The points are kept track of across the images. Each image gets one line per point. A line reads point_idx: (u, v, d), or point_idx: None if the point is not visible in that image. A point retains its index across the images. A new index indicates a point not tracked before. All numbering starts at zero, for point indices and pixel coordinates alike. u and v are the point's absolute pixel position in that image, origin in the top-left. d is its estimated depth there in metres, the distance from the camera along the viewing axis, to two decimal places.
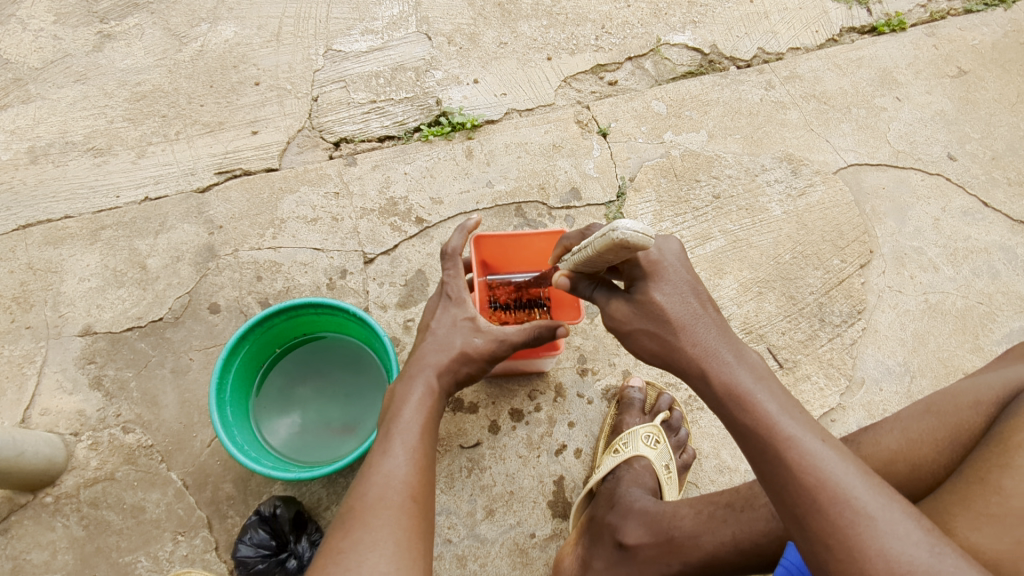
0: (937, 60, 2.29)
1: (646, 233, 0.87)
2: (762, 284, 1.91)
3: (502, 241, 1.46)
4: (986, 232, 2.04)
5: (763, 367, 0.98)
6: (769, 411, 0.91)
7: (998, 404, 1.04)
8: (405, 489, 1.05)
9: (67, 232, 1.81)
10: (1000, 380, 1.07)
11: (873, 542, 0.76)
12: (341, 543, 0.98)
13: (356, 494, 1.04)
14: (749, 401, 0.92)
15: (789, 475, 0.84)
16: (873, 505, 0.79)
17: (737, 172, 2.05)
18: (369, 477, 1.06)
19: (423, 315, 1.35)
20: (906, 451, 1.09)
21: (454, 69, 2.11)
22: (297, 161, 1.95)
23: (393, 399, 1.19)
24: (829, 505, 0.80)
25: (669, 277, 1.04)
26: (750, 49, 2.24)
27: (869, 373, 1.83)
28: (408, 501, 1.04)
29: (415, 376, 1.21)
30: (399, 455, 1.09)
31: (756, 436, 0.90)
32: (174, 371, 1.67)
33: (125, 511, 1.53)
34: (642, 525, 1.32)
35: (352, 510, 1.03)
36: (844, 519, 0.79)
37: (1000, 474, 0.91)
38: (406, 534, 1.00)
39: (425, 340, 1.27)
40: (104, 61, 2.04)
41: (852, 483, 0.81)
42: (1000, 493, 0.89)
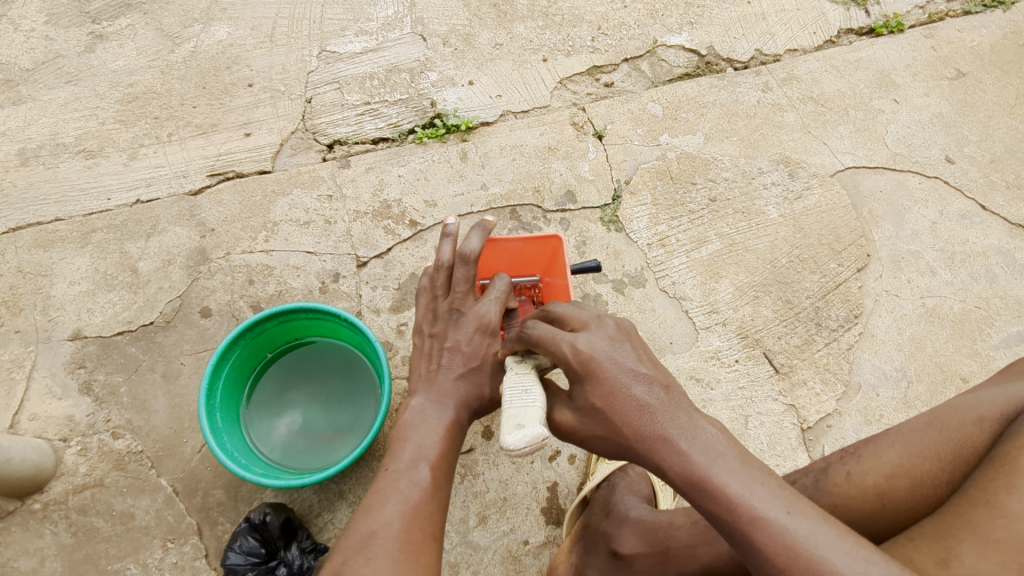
0: (935, 62, 2.27)
1: (532, 445, 0.96)
2: (759, 288, 1.90)
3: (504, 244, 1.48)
4: (985, 235, 2.03)
5: (719, 440, 0.93)
6: (730, 490, 0.88)
7: (1002, 420, 1.04)
8: (427, 526, 1.07)
9: (57, 235, 1.79)
10: (1003, 398, 1.07)
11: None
12: (363, 570, 0.97)
13: (381, 520, 1.05)
14: (707, 484, 0.89)
15: (763, 557, 0.84)
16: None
17: (733, 175, 2.04)
18: (393, 506, 1.07)
19: (432, 330, 1.30)
20: (907, 466, 1.10)
21: (449, 70, 2.10)
22: (290, 163, 1.93)
23: (417, 425, 1.21)
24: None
25: (606, 377, 0.98)
26: (747, 50, 2.23)
27: (866, 378, 1.82)
28: (428, 538, 1.06)
29: (443, 401, 1.23)
30: (424, 490, 1.11)
31: (722, 519, 0.88)
32: (165, 376, 1.66)
33: (114, 518, 1.52)
34: (638, 534, 1.32)
35: (375, 535, 1.03)
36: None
37: (1007, 496, 0.90)
38: (426, 572, 1.02)
39: (448, 367, 1.25)
40: (96, 61, 2.02)
41: (825, 560, 0.81)
42: (1007, 516, 0.88)
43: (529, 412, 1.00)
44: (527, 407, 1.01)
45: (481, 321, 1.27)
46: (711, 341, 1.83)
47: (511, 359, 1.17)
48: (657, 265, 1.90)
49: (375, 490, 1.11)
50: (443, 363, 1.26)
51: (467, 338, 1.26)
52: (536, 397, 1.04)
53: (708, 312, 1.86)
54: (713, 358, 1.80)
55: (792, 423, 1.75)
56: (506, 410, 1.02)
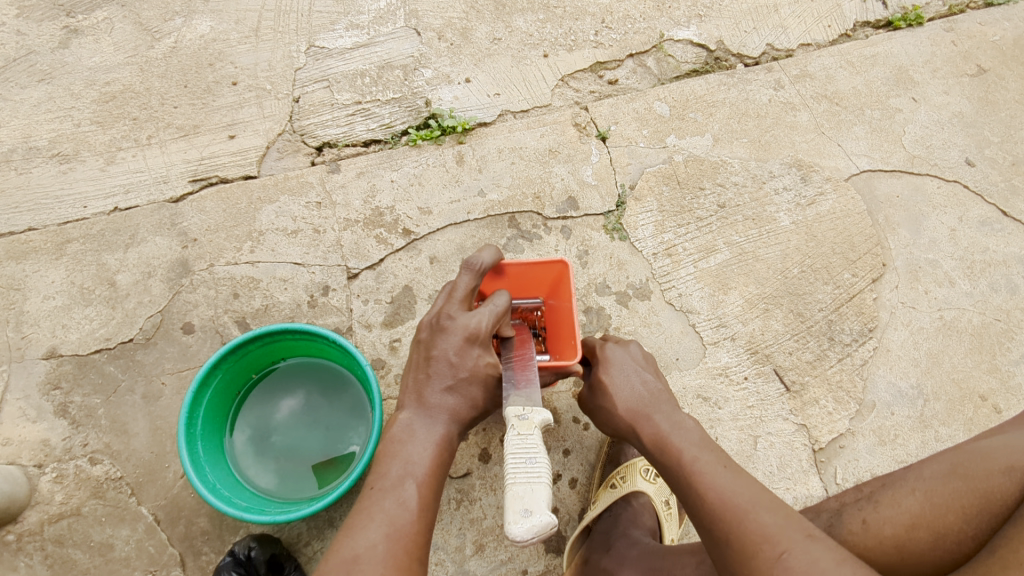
0: (956, 57, 2.16)
1: (543, 529, 0.91)
2: (769, 300, 1.81)
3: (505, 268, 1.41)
4: (1005, 243, 1.94)
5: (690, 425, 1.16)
6: (678, 449, 1.11)
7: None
8: (412, 549, 0.98)
9: (30, 246, 1.70)
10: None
11: (754, 555, 0.92)
12: None
13: (365, 542, 0.96)
14: (664, 443, 1.13)
15: (693, 505, 1.03)
16: (754, 531, 0.94)
17: (743, 179, 1.94)
18: (377, 526, 0.98)
19: (419, 338, 1.23)
20: (929, 517, 1.01)
21: (444, 67, 1.98)
22: (277, 167, 1.83)
23: (406, 443, 1.11)
24: (720, 528, 0.97)
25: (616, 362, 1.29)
26: (758, 45, 2.12)
27: (881, 396, 1.74)
28: (412, 563, 0.97)
29: (434, 417, 1.14)
30: (412, 512, 1.01)
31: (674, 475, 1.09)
32: (145, 397, 1.58)
33: (93, 548, 1.45)
34: (640, 573, 1.24)
35: (358, 559, 0.93)
36: (731, 536, 0.96)
37: None
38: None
39: (435, 379, 1.16)
40: (70, 58, 1.91)
41: (740, 512, 0.97)
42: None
43: (535, 494, 0.95)
44: (530, 486, 0.96)
45: (469, 330, 1.19)
46: (719, 357, 1.74)
47: (513, 409, 1.10)
48: (663, 276, 1.81)
49: (357, 510, 1.01)
50: (430, 373, 1.17)
51: (455, 348, 1.18)
52: (539, 470, 0.98)
53: (716, 326, 1.77)
54: (721, 375, 1.72)
55: (803, 444, 1.68)
56: (509, 490, 0.97)
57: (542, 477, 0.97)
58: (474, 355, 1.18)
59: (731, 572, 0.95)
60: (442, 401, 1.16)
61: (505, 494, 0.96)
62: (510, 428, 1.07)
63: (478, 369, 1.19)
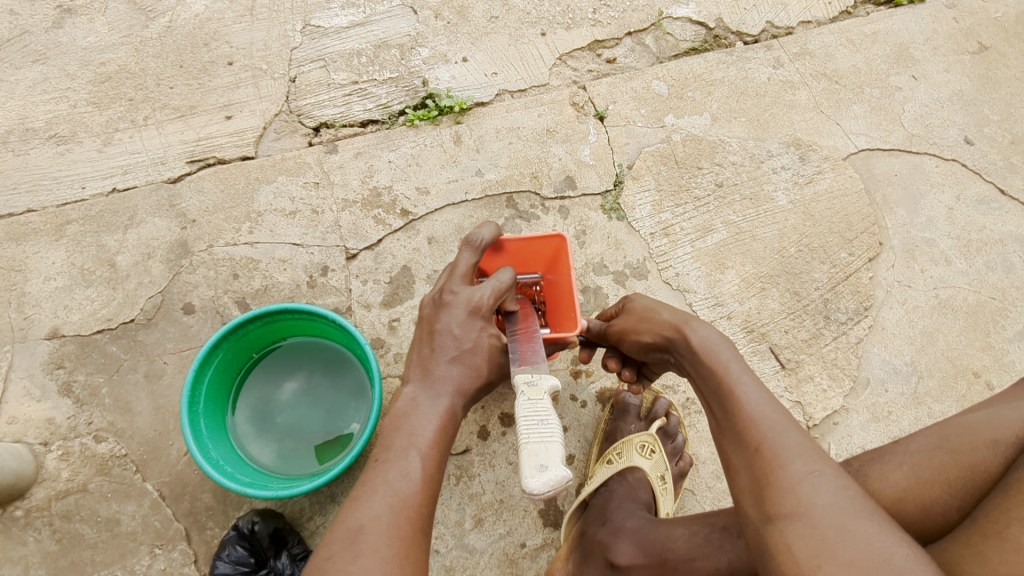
0: (957, 34, 2.14)
1: (560, 481, 0.89)
2: (766, 279, 1.82)
3: (506, 244, 1.42)
4: (1002, 222, 1.94)
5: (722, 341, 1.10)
6: (726, 363, 1.05)
7: (1017, 445, 0.98)
8: (416, 519, 0.97)
9: (30, 228, 1.71)
10: (1019, 419, 1.02)
11: (780, 472, 0.89)
12: (349, 567, 0.88)
13: (369, 513, 0.94)
14: (711, 357, 1.07)
15: (728, 416, 0.99)
16: (789, 447, 0.91)
17: (741, 158, 1.94)
18: (380, 498, 0.96)
19: (423, 314, 1.23)
20: (916, 490, 1.03)
21: (441, 45, 1.97)
22: (274, 148, 1.83)
23: (410, 416, 1.09)
24: (752, 435, 0.94)
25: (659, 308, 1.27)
26: (757, 23, 2.10)
27: (875, 373, 1.76)
28: (417, 533, 0.96)
29: (439, 391, 1.12)
30: (416, 483, 0.99)
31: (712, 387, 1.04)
32: (148, 376, 1.60)
33: (99, 524, 1.48)
34: (634, 545, 1.27)
35: (362, 530, 0.93)
36: (761, 448, 0.92)
37: (1016, 526, 0.83)
38: (416, 570, 0.92)
39: (443, 356, 1.15)
40: (64, 38, 1.90)
41: (780, 430, 0.93)
42: (1020, 551, 0.80)
43: (549, 450, 0.93)
44: (545, 442, 0.94)
45: (472, 304, 1.19)
46: None
47: (523, 377, 1.10)
48: (661, 256, 1.82)
49: (363, 481, 1.00)
50: (434, 346, 1.16)
51: (459, 321, 1.18)
52: (552, 429, 0.96)
53: (713, 305, 1.79)
54: None
55: (798, 421, 1.70)
56: (523, 449, 0.94)
57: (556, 434, 0.95)
58: (477, 328, 1.19)
59: (743, 478, 0.93)
60: (448, 372, 1.14)
61: (520, 453, 0.94)
62: (520, 395, 1.06)
63: (483, 339, 1.18)
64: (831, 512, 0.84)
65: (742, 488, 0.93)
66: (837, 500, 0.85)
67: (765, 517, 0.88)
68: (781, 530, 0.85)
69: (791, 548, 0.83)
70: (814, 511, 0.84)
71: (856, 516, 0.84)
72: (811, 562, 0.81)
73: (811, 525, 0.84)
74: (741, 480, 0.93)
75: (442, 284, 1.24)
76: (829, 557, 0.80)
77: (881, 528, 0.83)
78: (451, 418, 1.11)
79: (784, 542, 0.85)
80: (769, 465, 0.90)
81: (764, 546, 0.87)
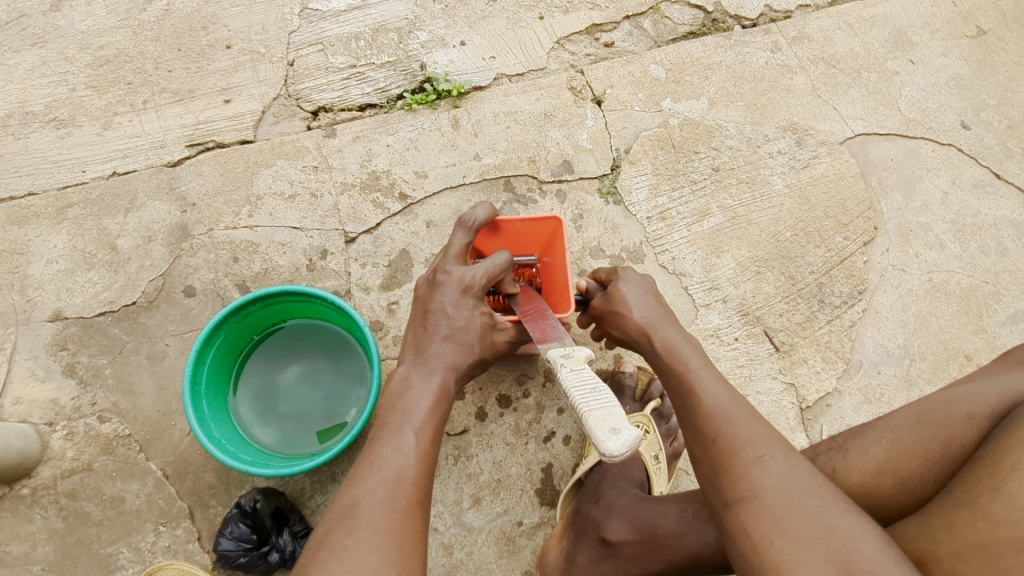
0: (955, 18, 2.14)
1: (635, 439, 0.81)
2: (761, 263, 1.84)
3: (501, 224, 1.44)
4: (997, 207, 1.95)
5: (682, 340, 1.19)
6: (686, 360, 1.13)
7: (992, 418, 1.00)
8: (412, 493, 0.99)
9: (31, 211, 1.73)
10: (994, 392, 1.03)
11: (733, 459, 0.97)
12: (345, 540, 0.91)
13: (365, 488, 0.97)
14: (673, 354, 1.16)
15: (688, 411, 1.07)
16: (741, 435, 0.99)
17: (738, 143, 1.94)
18: (376, 474, 0.99)
19: (418, 295, 1.25)
20: (894, 463, 1.06)
21: (439, 29, 1.97)
22: (273, 132, 1.84)
23: (404, 395, 1.11)
24: (710, 427, 1.02)
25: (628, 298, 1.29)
26: (756, 7, 2.09)
27: (868, 356, 1.78)
28: (413, 506, 0.98)
29: (432, 369, 1.14)
30: (411, 458, 1.02)
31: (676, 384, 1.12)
32: (150, 358, 1.62)
33: (104, 502, 1.51)
34: (626, 521, 1.30)
35: (358, 504, 0.96)
36: (716, 437, 1.00)
37: (991, 499, 0.86)
38: (412, 542, 0.95)
39: (437, 333, 1.17)
40: (62, 21, 1.90)
41: (733, 420, 1.01)
42: (989, 521, 0.85)
43: (611, 411, 0.86)
44: (605, 408, 0.87)
45: (464, 283, 1.21)
46: (711, 318, 1.78)
47: (556, 356, 1.06)
48: (657, 239, 1.84)
49: (361, 460, 1.03)
50: (427, 326, 1.19)
51: (452, 300, 1.20)
52: (605, 396, 0.90)
53: (708, 289, 1.81)
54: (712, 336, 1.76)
55: (791, 402, 1.73)
56: (586, 418, 0.86)
57: (613, 399, 0.89)
58: (469, 307, 1.20)
59: (707, 471, 1.00)
60: (441, 349, 1.16)
61: (585, 422, 0.86)
62: (561, 370, 1.01)
63: (475, 318, 1.20)
64: (781, 491, 0.90)
65: (708, 482, 1.00)
66: (785, 480, 0.92)
67: (725, 502, 0.95)
68: (738, 512, 0.92)
69: (747, 528, 0.90)
70: (765, 491, 0.91)
71: (804, 494, 0.90)
72: (765, 538, 0.87)
73: (762, 505, 0.90)
74: (703, 472, 1.01)
75: (437, 265, 1.25)
76: (779, 532, 0.87)
77: (824, 501, 0.89)
78: (447, 398, 1.14)
79: (741, 523, 0.91)
80: (724, 453, 0.98)
81: (727, 529, 0.94)
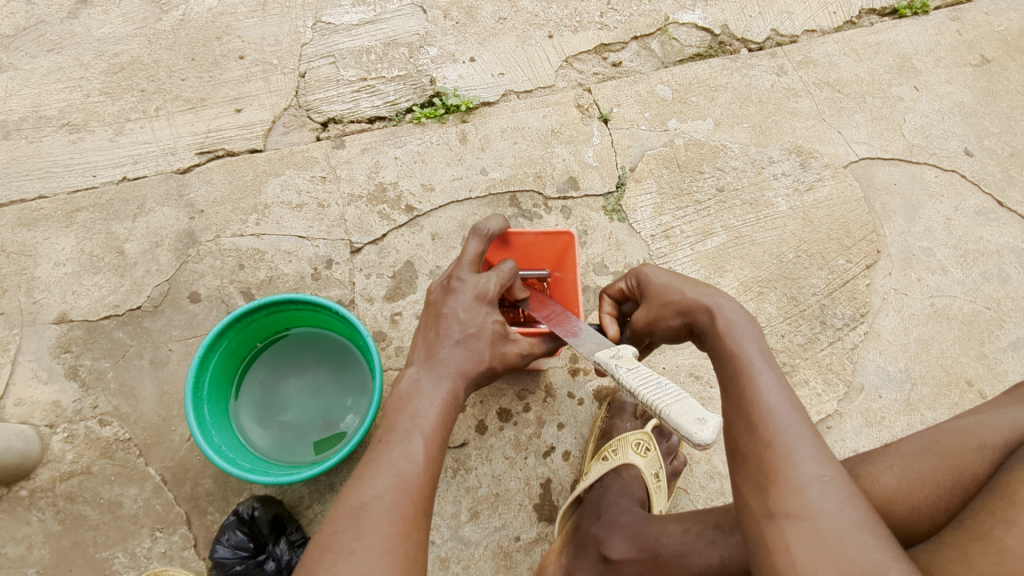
0: (960, 47, 2.16)
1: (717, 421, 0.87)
2: (764, 283, 1.85)
3: (513, 237, 1.47)
4: (999, 234, 1.96)
5: (745, 326, 1.07)
6: (751, 350, 1.02)
7: (1005, 450, 1.00)
8: (419, 500, 0.99)
9: (41, 214, 1.74)
10: (1007, 425, 1.04)
11: (790, 471, 0.89)
12: (352, 544, 0.92)
13: (372, 491, 0.97)
14: (733, 344, 1.04)
15: (743, 401, 0.97)
16: (804, 447, 0.90)
17: (743, 164, 1.96)
18: (384, 476, 0.99)
19: (431, 300, 1.24)
20: (905, 491, 1.06)
21: (450, 45, 1.99)
22: (283, 141, 1.86)
23: (413, 398, 1.10)
24: (766, 430, 0.92)
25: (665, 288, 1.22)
26: (763, 30, 2.12)
27: (869, 379, 1.78)
28: (419, 512, 0.99)
29: (441, 373, 1.13)
30: (418, 464, 1.02)
31: (738, 374, 1.00)
32: (153, 363, 1.63)
33: (102, 506, 1.51)
34: (628, 539, 1.29)
35: (365, 507, 0.96)
36: (775, 442, 0.91)
37: (1003, 532, 0.85)
38: (416, 548, 0.96)
39: (449, 340, 1.16)
40: (79, 28, 1.93)
41: (796, 428, 0.92)
42: (1002, 554, 0.83)
43: (687, 405, 0.90)
44: (680, 399, 0.91)
45: (478, 291, 1.21)
46: None
47: (603, 358, 1.08)
48: (660, 258, 1.85)
49: (366, 460, 1.02)
50: (439, 331, 1.17)
51: (465, 306, 1.19)
52: (673, 387, 0.94)
53: None
54: None
55: None
56: (667, 413, 0.90)
57: (683, 390, 0.93)
58: (484, 314, 1.19)
59: (751, 466, 0.92)
60: (452, 354, 1.15)
61: (665, 414, 0.90)
62: (615, 371, 1.04)
63: (488, 324, 1.19)
64: (835, 519, 0.85)
65: (745, 482, 0.93)
66: (842, 509, 0.86)
67: (768, 513, 0.88)
68: (781, 528, 0.86)
69: (789, 547, 0.85)
70: (819, 515, 0.85)
71: (859, 527, 0.85)
72: (808, 567, 0.83)
73: (813, 527, 0.85)
74: (744, 471, 0.93)
75: (450, 271, 1.25)
76: (827, 561, 0.82)
77: (882, 542, 0.84)
78: (451, 407, 1.13)
79: (783, 541, 0.86)
80: (781, 463, 0.89)
81: (759, 540, 0.89)
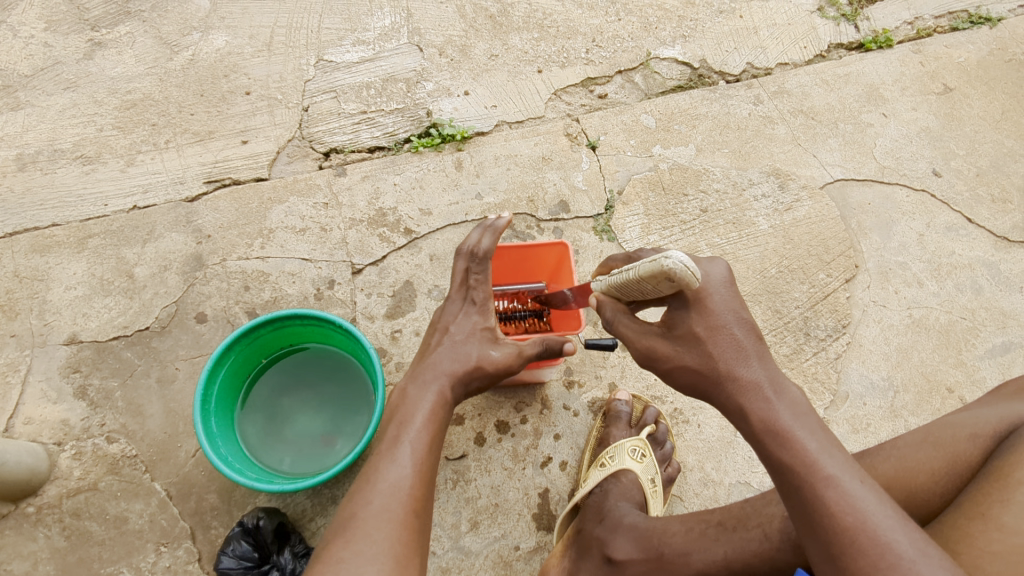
0: (923, 77, 2.31)
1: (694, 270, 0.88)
2: (748, 297, 1.93)
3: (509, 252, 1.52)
4: (970, 248, 2.06)
5: (804, 405, 1.00)
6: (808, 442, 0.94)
7: (994, 438, 1.09)
8: (409, 502, 1.04)
9: (54, 241, 1.81)
10: (995, 416, 1.13)
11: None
12: (341, 552, 0.96)
13: (362, 501, 1.03)
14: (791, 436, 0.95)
15: (827, 515, 0.87)
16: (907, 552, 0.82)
17: (724, 186, 2.07)
18: (372, 486, 1.04)
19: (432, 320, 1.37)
20: (903, 479, 1.13)
21: (445, 80, 2.12)
22: (286, 171, 1.95)
23: (402, 405, 1.18)
24: (866, 544, 0.83)
25: (714, 308, 1.02)
26: (738, 64, 2.26)
27: (853, 387, 1.85)
28: (410, 516, 1.03)
29: (428, 379, 1.21)
30: (409, 474, 1.06)
31: (808, 485, 0.90)
32: (160, 381, 1.67)
33: (107, 521, 1.53)
34: (632, 541, 1.32)
35: (354, 517, 1.01)
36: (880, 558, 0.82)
37: (1001, 510, 0.94)
38: (409, 550, 0.99)
39: (440, 346, 1.27)
40: (94, 68, 2.04)
41: (889, 530, 0.85)
42: (1001, 530, 0.92)
43: None
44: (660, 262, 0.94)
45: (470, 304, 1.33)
46: None
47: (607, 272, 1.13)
48: None
49: (360, 474, 1.08)
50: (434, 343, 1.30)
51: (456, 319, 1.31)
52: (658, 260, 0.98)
53: None
54: None
55: None
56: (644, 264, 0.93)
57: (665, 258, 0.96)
58: (472, 322, 1.31)
59: None
60: (440, 359, 1.25)
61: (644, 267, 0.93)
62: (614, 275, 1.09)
63: (476, 331, 1.29)
64: None
65: None
66: None
67: None
68: None
69: None
70: None
71: None
72: None
73: None
74: None
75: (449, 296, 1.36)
76: None
77: None
78: (444, 413, 1.19)
79: None
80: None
81: None
